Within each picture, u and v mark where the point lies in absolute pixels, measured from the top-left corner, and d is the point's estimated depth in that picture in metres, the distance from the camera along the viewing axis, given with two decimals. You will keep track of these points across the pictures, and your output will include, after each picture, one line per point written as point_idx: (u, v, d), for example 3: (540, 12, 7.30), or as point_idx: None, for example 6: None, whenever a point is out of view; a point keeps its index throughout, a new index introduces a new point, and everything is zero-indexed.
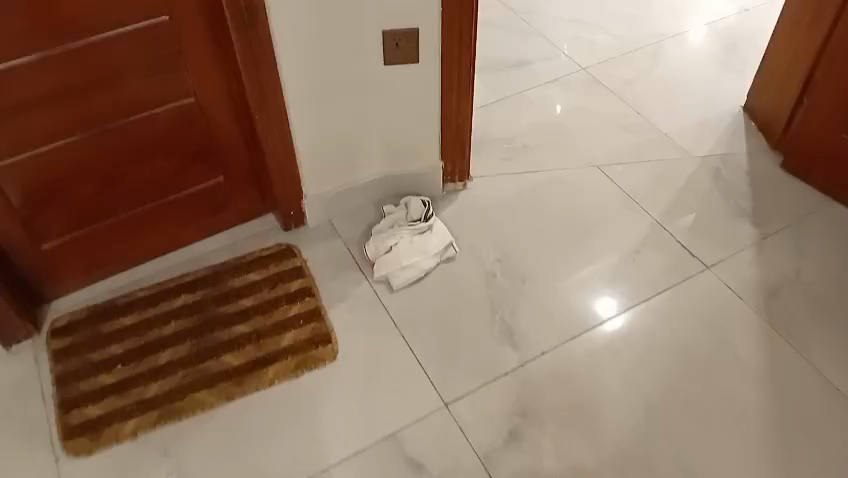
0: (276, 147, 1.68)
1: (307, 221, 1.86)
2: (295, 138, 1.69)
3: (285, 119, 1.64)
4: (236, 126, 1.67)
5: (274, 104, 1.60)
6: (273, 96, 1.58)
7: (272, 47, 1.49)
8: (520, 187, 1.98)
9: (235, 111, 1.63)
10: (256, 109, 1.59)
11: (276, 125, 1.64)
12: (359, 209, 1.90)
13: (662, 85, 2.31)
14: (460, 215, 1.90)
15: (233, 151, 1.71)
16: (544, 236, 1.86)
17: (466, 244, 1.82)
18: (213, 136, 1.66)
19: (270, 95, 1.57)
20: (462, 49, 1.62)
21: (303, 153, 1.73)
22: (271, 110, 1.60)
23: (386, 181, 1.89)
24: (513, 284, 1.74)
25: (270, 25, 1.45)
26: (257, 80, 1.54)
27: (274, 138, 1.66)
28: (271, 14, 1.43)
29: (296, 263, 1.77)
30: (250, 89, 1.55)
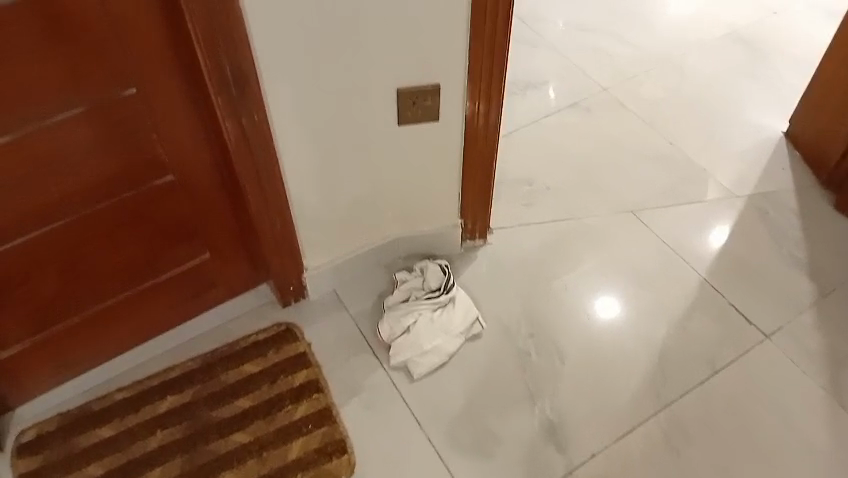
0: (271, 226, 1.43)
1: (308, 294, 1.61)
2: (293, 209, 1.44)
3: (282, 190, 1.38)
4: (221, 201, 1.40)
5: (268, 176, 1.34)
6: (266, 168, 1.32)
7: (264, 115, 1.24)
8: (547, 239, 1.73)
9: (220, 185, 1.37)
10: (247, 184, 1.34)
11: (272, 198, 1.38)
12: (367, 276, 1.66)
13: (695, 104, 2.02)
14: (482, 278, 1.66)
15: (222, 226, 1.45)
16: (580, 303, 1.62)
17: (493, 315, 1.59)
18: (199, 212, 1.39)
19: (264, 167, 1.32)
20: (489, 101, 1.38)
21: (302, 224, 1.48)
22: (265, 183, 1.34)
23: (396, 244, 1.64)
24: (551, 365, 1.50)
25: (261, 91, 1.20)
26: (249, 152, 1.28)
27: (270, 211, 1.40)
28: (263, 77, 1.18)
29: (299, 350, 1.53)
30: (239, 164, 1.29)
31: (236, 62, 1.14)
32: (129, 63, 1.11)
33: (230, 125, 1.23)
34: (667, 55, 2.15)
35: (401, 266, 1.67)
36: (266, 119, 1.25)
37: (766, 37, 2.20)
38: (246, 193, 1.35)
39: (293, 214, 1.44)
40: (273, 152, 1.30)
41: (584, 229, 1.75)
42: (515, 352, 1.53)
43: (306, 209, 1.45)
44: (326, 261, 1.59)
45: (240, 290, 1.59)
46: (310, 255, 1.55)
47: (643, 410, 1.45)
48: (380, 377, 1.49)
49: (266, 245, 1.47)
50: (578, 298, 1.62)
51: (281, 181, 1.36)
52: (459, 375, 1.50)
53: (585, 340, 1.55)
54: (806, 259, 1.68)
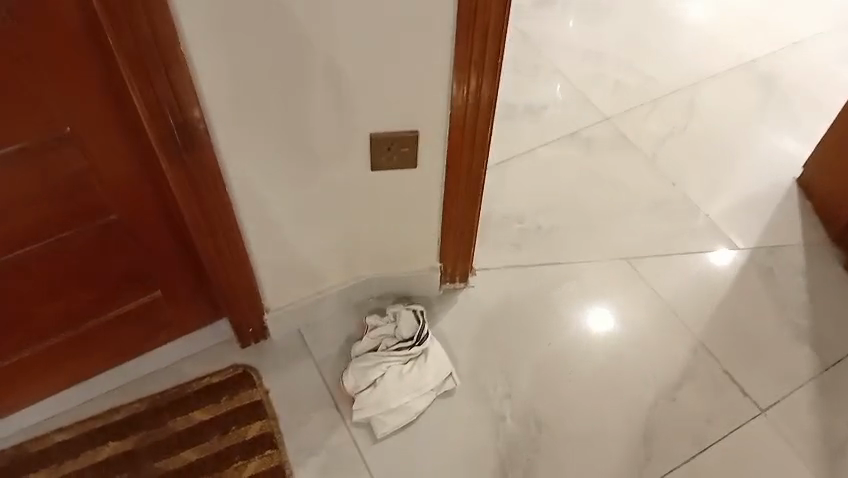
0: (227, 270, 1.32)
1: (270, 334, 1.50)
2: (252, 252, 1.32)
3: (240, 234, 1.26)
4: (173, 240, 1.29)
5: (225, 221, 1.22)
6: (220, 214, 1.21)
7: (217, 162, 1.12)
8: (534, 286, 1.60)
9: (171, 225, 1.26)
10: (200, 228, 1.22)
11: (228, 242, 1.26)
12: (336, 317, 1.54)
13: (703, 142, 1.88)
14: (460, 327, 1.53)
15: (176, 265, 1.34)
16: (564, 362, 1.50)
17: (468, 371, 1.47)
18: (148, 250, 1.28)
19: (219, 211, 1.20)
20: (473, 154, 1.24)
21: (263, 267, 1.36)
22: (223, 227, 1.23)
23: (369, 285, 1.52)
24: (527, 432, 1.40)
25: (212, 137, 1.08)
26: (201, 196, 1.16)
27: (226, 254, 1.28)
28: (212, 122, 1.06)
29: (255, 397, 1.43)
30: (190, 209, 1.18)
31: (184, 103, 1.01)
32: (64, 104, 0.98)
33: (179, 168, 1.11)
34: (677, 85, 2.01)
35: (373, 309, 1.55)
36: (218, 166, 1.13)
37: (786, 71, 2.05)
38: (198, 237, 1.24)
39: (252, 257, 1.32)
40: (227, 196, 1.18)
41: (574, 279, 1.62)
42: (489, 413, 1.42)
43: (268, 253, 1.33)
44: (291, 303, 1.46)
45: (198, 323, 1.49)
46: (271, 295, 1.43)
47: None
48: (340, 435, 1.39)
49: (222, 289, 1.36)
50: (561, 358, 1.50)
51: (238, 224, 1.24)
52: (425, 439, 1.39)
53: (564, 406, 1.44)
54: (810, 327, 1.56)
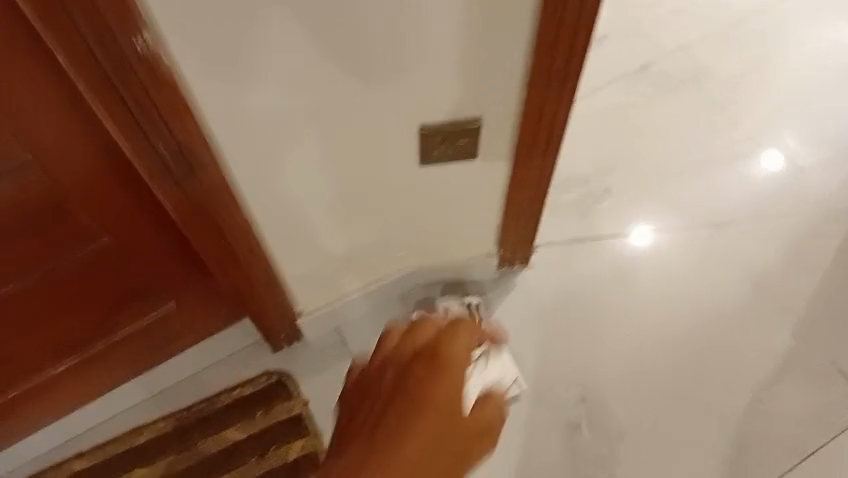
0: (249, 287, 1.12)
1: (304, 337, 1.29)
2: (277, 263, 1.10)
3: (257, 248, 1.04)
4: (179, 256, 1.10)
5: (237, 237, 1.00)
6: (235, 233, 0.99)
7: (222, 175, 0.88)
8: (604, 265, 1.38)
9: (174, 240, 1.07)
10: (207, 247, 1.01)
11: (242, 259, 1.05)
12: (377, 312, 1.33)
13: (804, 64, 1.55)
14: (521, 320, 1.33)
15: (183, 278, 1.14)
16: (642, 357, 1.30)
17: (533, 373, 1.29)
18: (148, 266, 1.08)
19: (228, 228, 0.98)
20: (545, 145, 0.99)
21: (291, 276, 1.15)
22: (236, 244, 1.01)
23: (414, 276, 1.30)
24: (604, 443, 1.24)
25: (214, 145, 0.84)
26: (204, 214, 0.94)
27: (240, 269, 1.07)
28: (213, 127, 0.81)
29: (293, 410, 1.27)
30: (192, 229, 0.97)
31: (180, 118, 0.78)
32: (12, 128, 0.78)
33: (170, 189, 0.89)
34: None
35: (419, 300, 1.33)
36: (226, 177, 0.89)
37: None
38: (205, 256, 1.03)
39: (273, 267, 1.10)
40: (237, 211, 0.95)
41: (651, 255, 1.39)
42: (562, 421, 1.26)
43: (297, 260, 1.12)
44: (327, 304, 1.26)
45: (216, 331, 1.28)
46: (304, 300, 1.22)
47: None
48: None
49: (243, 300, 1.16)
50: (637, 353, 1.31)
51: (255, 238, 1.02)
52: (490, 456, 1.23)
53: (644, 409, 1.27)
54: None
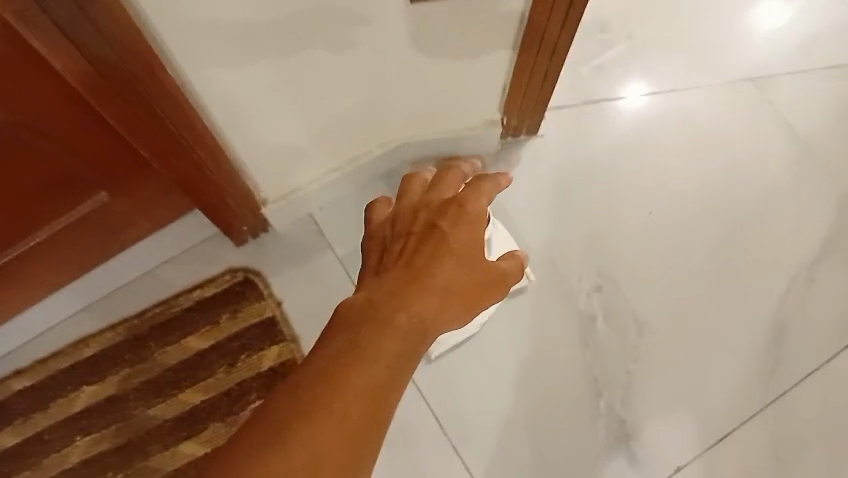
0: (191, 168, 0.90)
1: (272, 226, 1.09)
2: (225, 137, 0.87)
3: (201, 126, 0.83)
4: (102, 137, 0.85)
5: (172, 113, 0.79)
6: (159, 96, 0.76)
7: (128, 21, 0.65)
8: (628, 133, 1.17)
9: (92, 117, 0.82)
10: (134, 126, 0.81)
11: (184, 144, 0.85)
12: (358, 195, 1.12)
13: None
14: (530, 200, 1.13)
15: (109, 168, 0.90)
16: (671, 237, 1.12)
17: (543, 260, 1.11)
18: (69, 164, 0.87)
19: (157, 103, 0.77)
20: None
21: (243, 151, 0.92)
22: (170, 122, 0.81)
23: (400, 149, 1.07)
24: (624, 336, 1.08)
25: None
26: (124, 85, 0.73)
27: (182, 155, 0.87)
28: None
29: (265, 313, 1.07)
30: (110, 105, 0.77)
31: None
32: None
33: (71, 55, 0.68)
34: None
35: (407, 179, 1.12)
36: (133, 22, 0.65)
37: None
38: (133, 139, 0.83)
39: (225, 153, 0.89)
40: (166, 79, 0.74)
41: (683, 118, 1.17)
42: (575, 313, 1.08)
43: (252, 129, 0.88)
44: (297, 189, 1.04)
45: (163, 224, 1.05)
46: (266, 181, 1.00)
47: (745, 406, 1.05)
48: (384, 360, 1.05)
49: (189, 186, 0.93)
50: (665, 235, 1.12)
51: (195, 113, 0.81)
52: (494, 354, 1.07)
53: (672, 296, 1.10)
54: None
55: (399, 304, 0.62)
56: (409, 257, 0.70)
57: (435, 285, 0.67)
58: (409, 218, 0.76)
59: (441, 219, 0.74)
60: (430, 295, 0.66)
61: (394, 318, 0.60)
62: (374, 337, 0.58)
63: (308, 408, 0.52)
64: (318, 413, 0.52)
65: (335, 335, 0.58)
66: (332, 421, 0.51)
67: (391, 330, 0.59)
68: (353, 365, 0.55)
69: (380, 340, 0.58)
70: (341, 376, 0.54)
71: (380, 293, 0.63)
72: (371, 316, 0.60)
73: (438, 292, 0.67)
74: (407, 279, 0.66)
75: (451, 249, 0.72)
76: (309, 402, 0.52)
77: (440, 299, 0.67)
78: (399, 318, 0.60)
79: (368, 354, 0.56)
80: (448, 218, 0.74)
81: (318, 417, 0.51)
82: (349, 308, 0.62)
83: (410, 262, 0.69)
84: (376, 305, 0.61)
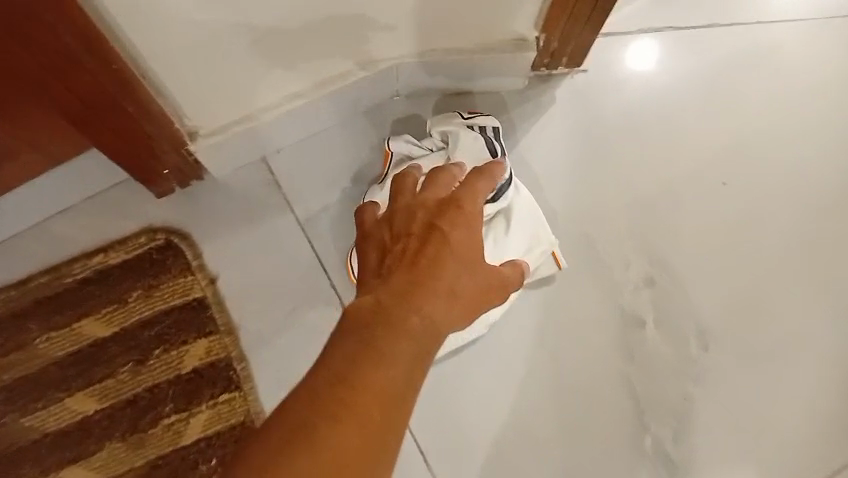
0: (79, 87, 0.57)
1: (205, 174, 0.77)
2: (123, 40, 0.54)
3: (97, 34, 0.51)
4: None
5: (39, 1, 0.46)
6: None
7: None
8: (694, 74, 0.86)
9: None
10: None
11: (67, 56, 0.53)
12: (328, 135, 0.81)
13: None
14: (562, 154, 0.83)
15: None
16: (749, 218, 0.83)
17: (576, 238, 0.81)
18: None
19: None
20: None
21: (154, 62, 0.58)
22: (38, 18, 0.48)
23: (393, 73, 0.76)
24: (680, 348, 0.78)
25: None
26: None
27: (63, 74, 0.55)
28: None
29: (190, 294, 0.76)
30: None
31: None
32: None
33: None
34: None
35: (399, 117, 0.82)
36: None
37: None
38: None
39: (131, 72, 0.58)
40: None
41: (769, 60, 0.87)
42: (616, 312, 0.79)
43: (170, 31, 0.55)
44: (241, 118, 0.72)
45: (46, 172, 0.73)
46: (191, 108, 0.67)
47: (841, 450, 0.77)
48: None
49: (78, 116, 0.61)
50: (741, 214, 0.83)
51: (81, 11, 0.49)
52: (507, 365, 0.78)
53: (753, 295, 0.81)
54: None
55: (410, 301, 0.44)
56: (412, 254, 0.50)
57: (448, 269, 0.49)
58: (405, 215, 0.56)
59: (445, 213, 0.55)
60: (444, 288, 0.47)
61: (409, 318, 0.42)
62: (386, 335, 0.40)
63: (314, 420, 0.34)
64: (329, 427, 0.34)
65: (336, 342, 0.40)
66: (351, 436, 0.34)
67: (409, 330, 0.41)
68: (370, 369, 0.37)
69: (396, 339, 0.40)
70: (353, 385, 0.36)
71: (386, 289, 0.45)
72: (379, 315, 0.42)
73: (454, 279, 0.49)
74: (413, 266, 0.48)
75: (463, 243, 0.52)
76: (315, 415, 0.34)
77: (454, 289, 0.48)
78: (414, 320, 0.42)
79: (386, 357, 0.38)
80: (453, 213, 0.55)
81: (329, 432, 0.33)
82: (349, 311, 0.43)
83: (412, 263, 0.48)
84: (381, 301, 0.43)
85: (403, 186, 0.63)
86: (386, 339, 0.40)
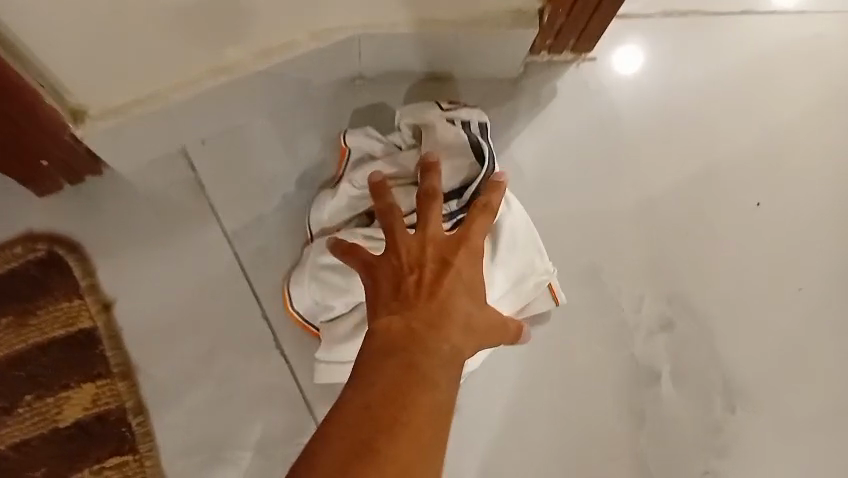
0: None
1: (104, 166, 0.60)
2: None
3: None
4: None
5: None
6: None
7: None
8: (727, 69, 0.70)
9: None
10: None
11: None
12: (269, 124, 0.63)
13: None
14: (562, 160, 0.67)
15: None
16: (791, 249, 0.67)
17: (575, 265, 0.65)
18: None
19: None
20: None
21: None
22: None
23: (353, 49, 0.59)
24: (701, 409, 0.63)
25: None
26: None
27: None
28: None
29: (75, 325, 0.59)
30: None
31: None
32: None
33: None
34: None
35: (360, 106, 0.64)
36: None
37: None
38: None
39: None
40: None
41: (819, 54, 0.70)
42: (622, 362, 0.63)
43: None
44: (149, 96, 0.54)
45: None
46: (69, 77, 0.49)
47: None
48: (291, 426, 0.59)
49: None
50: (780, 244, 0.67)
51: None
52: (487, 428, 0.62)
53: (794, 348, 0.65)
54: None
55: (438, 324, 0.41)
56: (429, 280, 0.44)
57: (466, 297, 0.45)
58: (415, 242, 0.47)
59: (457, 250, 0.47)
60: (464, 315, 0.44)
61: (440, 344, 0.40)
62: (424, 360, 0.39)
63: (374, 436, 0.34)
64: (388, 441, 0.34)
65: (373, 362, 0.39)
66: (407, 447, 0.34)
67: (441, 363, 0.40)
68: (413, 390, 0.37)
69: (432, 364, 0.39)
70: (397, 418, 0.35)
71: (411, 312, 0.42)
72: (411, 338, 0.40)
73: (474, 304, 0.45)
74: (433, 289, 0.44)
75: (475, 277, 0.47)
76: (371, 430, 0.35)
77: (471, 322, 0.44)
78: (445, 345, 0.41)
79: (427, 381, 0.38)
80: (466, 248, 0.48)
81: (388, 447, 0.34)
82: (375, 330, 0.41)
83: (431, 292, 0.43)
84: (411, 323, 0.41)
85: (392, 204, 0.50)
86: (424, 362, 0.39)
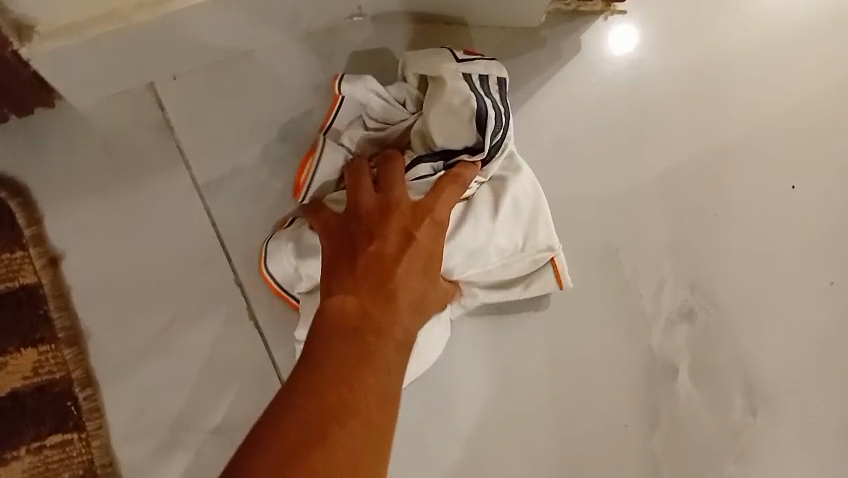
0: None
1: (55, 97, 0.51)
2: None
3: None
4: None
5: None
6: None
7: None
8: (770, 34, 0.63)
9: None
10: None
11: None
12: (254, 62, 0.55)
13: None
14: (583, 125, 0.60)
15: None
16: (828, 236, 0.60)
17: (589, 242, 0.58)
18: None
19: None
20: None
21: None
22: None
23: None
24: (719, 407, 0.57)
25: None
26: None
27: None
28: None
29: (16, 280, 0.51)
30: None
31: None
32: None
33: None
34: None
35: (359, 48, 0.56)
36: None
37: None
38: None
39: None
40: None
41: None
42: (635, 351, 0.57)
43: None
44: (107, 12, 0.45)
45: None
46: None
47: None
48: (260, 409, 0.51)
49: None
50: (816, 234, 0.60)
51: None
52: (481, 420, 0.55)
53: (823, 345, 0.59)
54: None
55: (392, 304, 0.39)
56: (386, 256, 0.41)
57: (422, 277, 0.42)
58: (376, 208, 0.44)
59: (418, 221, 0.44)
60: (418, 292, 0.41)
61: (392, 325, 0.38)
62: (376, 344, 0.36)
63: (321, 423, 0.32)
64: (335, 434, 0.31)
65: (327, 341, 0.36)
66: (359, 435, 0.32)
67: (394, 345, 0.37)
68: (367, 375, 0.34)
69: (383, 346, 0.37)
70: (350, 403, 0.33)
71: (365, 287, 0.39)
72: (365, 320, 0.37)
73: (432, 279, 0.42)
74: (390, 267, 0.41)
75: (439, 248, 0.44)
76: (324, 415, 0.32)
77: (422, 302, 0.41)
78: (398, 327, 0.38)
79: (377, 367, 0.35)
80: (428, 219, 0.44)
81: (336, 439, 0.31)
82: (327, 307, 0.38)
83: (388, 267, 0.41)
84: (365, 303, 0.38)
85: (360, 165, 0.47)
86: (376, 344, 0.36)
